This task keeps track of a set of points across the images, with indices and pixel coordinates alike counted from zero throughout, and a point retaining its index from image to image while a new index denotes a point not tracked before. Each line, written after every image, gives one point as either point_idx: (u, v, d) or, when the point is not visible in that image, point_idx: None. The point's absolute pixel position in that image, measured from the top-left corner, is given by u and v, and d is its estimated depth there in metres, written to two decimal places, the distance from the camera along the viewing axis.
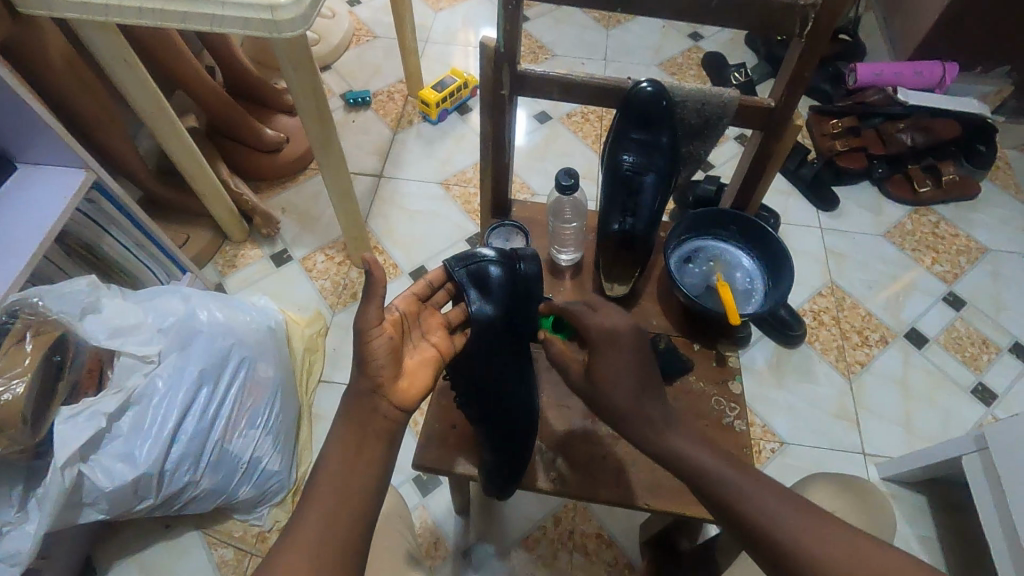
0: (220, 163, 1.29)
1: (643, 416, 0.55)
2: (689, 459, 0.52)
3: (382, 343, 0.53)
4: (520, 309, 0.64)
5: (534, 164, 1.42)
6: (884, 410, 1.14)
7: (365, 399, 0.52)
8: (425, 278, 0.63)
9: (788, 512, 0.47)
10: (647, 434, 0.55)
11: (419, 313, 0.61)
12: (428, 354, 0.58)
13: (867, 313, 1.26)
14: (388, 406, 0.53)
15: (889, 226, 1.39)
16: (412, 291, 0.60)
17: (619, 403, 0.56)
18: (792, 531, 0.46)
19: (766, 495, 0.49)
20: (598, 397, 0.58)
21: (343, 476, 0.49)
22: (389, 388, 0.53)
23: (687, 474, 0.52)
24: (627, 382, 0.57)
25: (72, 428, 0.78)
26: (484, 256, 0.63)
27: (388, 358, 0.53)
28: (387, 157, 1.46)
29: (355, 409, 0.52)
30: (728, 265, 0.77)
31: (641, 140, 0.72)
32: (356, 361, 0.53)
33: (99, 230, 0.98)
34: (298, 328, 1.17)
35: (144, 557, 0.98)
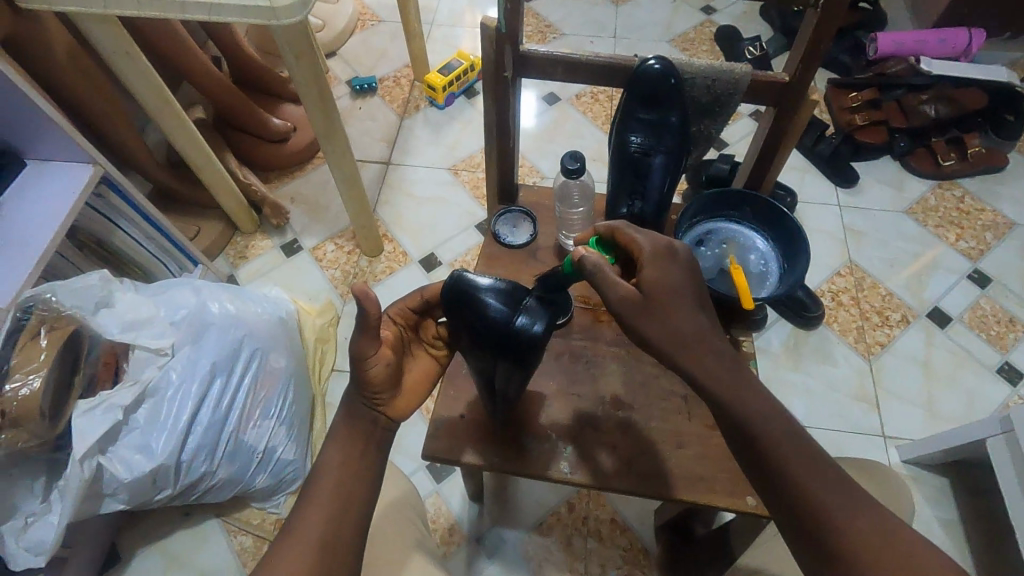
0: (228, 154, 1.29)
1: (703, 350, 0.49)
2: (747, 413, 0.48)
3: (380, 369, 0.55)
4: (501, 343, 0.56)
5: (543, 146, 1.40)
6: (905, 392, 1.11)
7: (365, 413, 0.56)
8: (420, 291, 0.62)
9: (829, 488, 0.46)
10: (709, 371, 0.49)
11: (416, 325, 0.64)
12: (425, 362, 0.63)
13: (888, 293, 1.22)
14: (388, 417, 0.57)
15: (911, 202, 1.34)
16: (406, 305, 0.62)
17: (674, 339, 0.49)
18: (834, 507, 0.45)
19: (815, 461, 0.47)
20: (644, 324, 0.50)
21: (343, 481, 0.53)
22: (387, 403, 0.57)
23: (745, 423, 0.48)
24: (689, 310, 0.50)
25: (89, 422, 0.79)
26: (482, 284, 0.57)
27: (385, 380, 0.56)
28: (394, 144, 1.45)
29: (357, 421, 0.56)
30: (741, 247, 0.74)
31: (649, 120, 0.67)
32: (354, 378, 0.56)
33: (110, 224, 0.98)
34: (310, 318, 1.17)
35: (166, 545, 1.00)
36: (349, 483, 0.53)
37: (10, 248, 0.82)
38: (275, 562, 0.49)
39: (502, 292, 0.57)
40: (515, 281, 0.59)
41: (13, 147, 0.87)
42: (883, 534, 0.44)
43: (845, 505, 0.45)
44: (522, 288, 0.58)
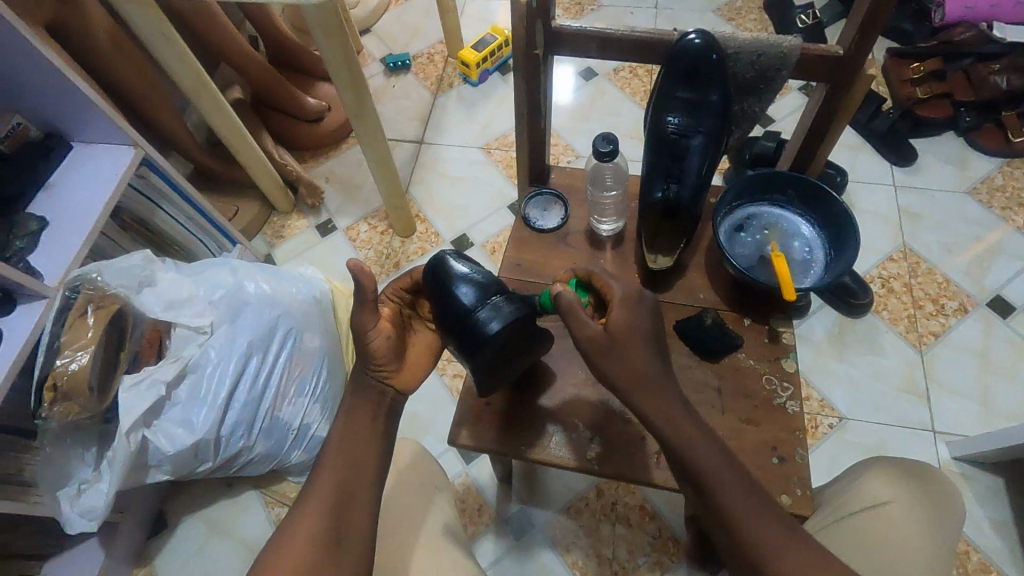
0: (264, 135, 1.31)
1: (651, 389, 0.51)
2: (691, 450, 0.50)
3: (380, 342, 0.58)
4: (461, 335, 0.57)
5: (578, 124, 1.36)
6: (958, 385, 1.05)
7: (371, 386, 0.58)
8: (411, 274, 0.64)
9: (763, 515, 0.48)
10: (654, 411, 0.51)
11: (414, 304, 0.66)
12: (425, 339, 0.65)
13: (944, 280, 1.15)
14: (394, 389, 0.59)
15: (975, 182, 1.25)
16: (400, 286, 0.64)
17: (628, 376, 0.52)
18: (770, 537, 0.47)
19: (749, 500, 0.48)
20: (607, 362, 0.52)
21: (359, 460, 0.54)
22: (393, 373, 0.59)
23: (685, 462, 0.50)
24: (646, 349, 0.53)
25: (135, 396, 0.83)
26: (459, 273, 0.60)
27: (388, 353, 0.59)
28: (428, 122, 1.43)
29: (365, 394, 0.58)
30: (785, 233, 0.70)
31: (688, 99, 0.63)
32: (359, 352, 0.58)
33: (152, 205, 1.00)
34: (344, 298, 1.18)
35: (208, 513, 1.05)
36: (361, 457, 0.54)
37: (59, 228, 0.85)
38: (294, 524, 0.51)
39: (475, 284, 0.59)
40: (496, 277, 0.60)
41: (59, 130, 0.90)
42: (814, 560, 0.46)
43: (775, 537, 0.47)
44: (500, 284, 0.60)
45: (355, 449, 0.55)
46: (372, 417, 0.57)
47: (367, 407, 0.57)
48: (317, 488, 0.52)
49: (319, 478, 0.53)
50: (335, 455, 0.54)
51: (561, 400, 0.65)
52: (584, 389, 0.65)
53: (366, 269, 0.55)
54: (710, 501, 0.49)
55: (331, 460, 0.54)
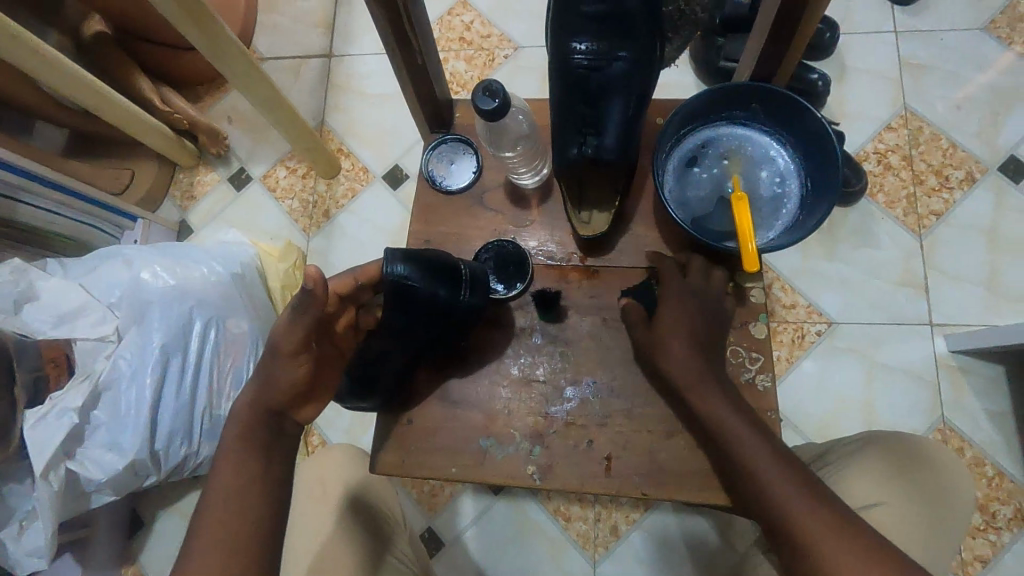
0: (139, 78, 1.08)
1: (693, 379, 0.49)
2: (725, 429, 0.47)
3: (291, 374, 0.46)
4: (444, 324, 0.52)
5: (511, 5, 1.12)
6: (959, 269, 0.94)
7: (266, 419, 0.46)
8: (356, 272, 0.48)
9: (811, 507, 0.42)
10: (696, 401, 0.48)
11: (332, 315, 0.48)
12: (335, 365, 0.50)
13: (951, 145, 0.99)
14: (293, 423, 0.48)
15: (993, 13, 1.03)
16: (332, 290, 0.46)
17: (679, 361, 0.49)
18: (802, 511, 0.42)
19: (790, 485, 0.43)
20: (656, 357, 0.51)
21: (246, 525, 0.42)
22: (297, 407, 0.48)
23: (727, 448, 0.47)
24: (692, 331, 0.50)
25: (44, 430, 0.76)
26: (413, 266, 0.48)
27: (298, 390, 0.47)
28: (333, 29, 1.19)
29: (253, 435, 0.45)
30: (749, 161, 0.55)
31: (598, 14, 0.46)
32: (258, 377, 0.46)
33: (8, 201, 0.85)
34: (272, 262, 1.03)
35: (180, 507, 1.02)
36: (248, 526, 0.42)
37: None
38: None
39: (436, 266, 0.50)
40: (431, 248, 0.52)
41: None
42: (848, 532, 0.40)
43: (822, 523, 0.41)
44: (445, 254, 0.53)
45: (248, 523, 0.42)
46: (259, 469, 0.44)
47: (248, 454, 0.44)
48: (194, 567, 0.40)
49: (191, 563, 0.40)
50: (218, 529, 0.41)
51: (493, 406, 0.55)
52: (517, 390, 0.55)
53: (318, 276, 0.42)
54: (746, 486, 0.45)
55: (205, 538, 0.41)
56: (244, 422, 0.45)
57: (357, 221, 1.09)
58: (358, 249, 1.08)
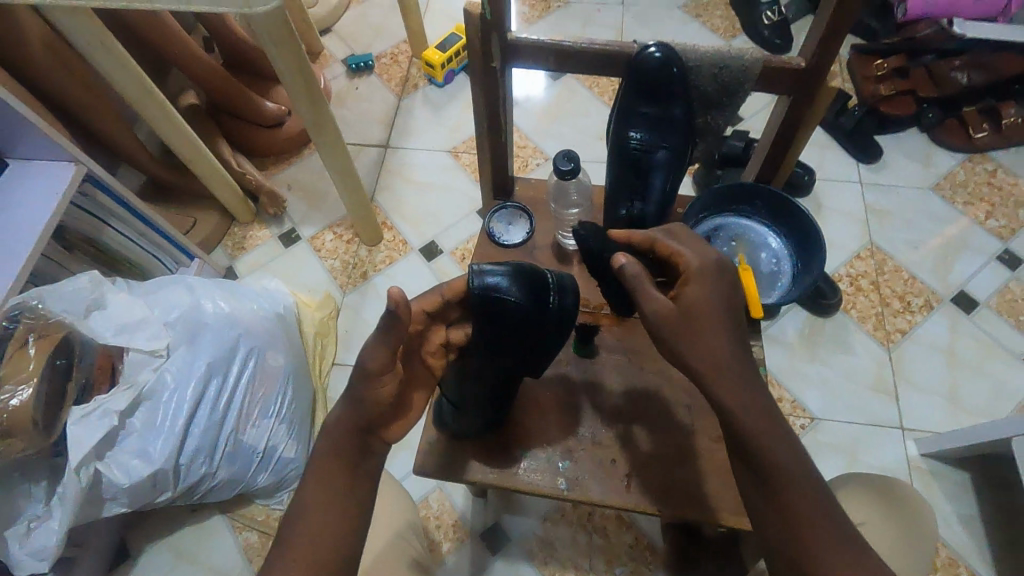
0: (222, 143, 1.25)
1: (721, 371, 0.49)
2: (770, 452, 0.47)
3: (388, 390, 0.48)
4: (532, 337, 0.55)
5: (547, 125, 1.34)
6: (925, 381, 1.06)
7: (357, 437, 0.48)
8: (443, 290, 0.52)
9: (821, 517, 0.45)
10: (725, 390, 0.48)
11: (423, 329, 0.53)
12: (426, 380, 0.53)
13: (911, 276, 1.16)
14: (380, 442, 0.50)
15: (939, 178, 1.26)
16: (419, 308, 0.51)
17: (724, 360, 0.49)
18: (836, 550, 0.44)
19: (806, 492, 0.46)
20: (682, 340, 0.50)
21: (333, 534, 0.46)
22: (384, 427, 0.50)
23: (750, 444, 0.48)
24: (722, 330, 0.50)
25: (85, 428, 0.79)
26: (501, 281, 0.52)
27: (392, 404, 0.49)
28: (392, 126, 1.39)
29: (341, 451, 0.48)
30: (751, 245, 0.70)
31: (651, 115, 0.62)
32: (353, 397, 0.48)
33: (99, 223, 0.96)
34: (310, 311, 1.14)
35: (172, 542, 1.01)
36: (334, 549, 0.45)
37: None
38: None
39: (524, 281, 0.54)
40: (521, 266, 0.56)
41: None
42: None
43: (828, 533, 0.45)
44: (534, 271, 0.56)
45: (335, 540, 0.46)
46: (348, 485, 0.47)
47: (339, 469, 0.47)
48: (290, 568, 0.44)
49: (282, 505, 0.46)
50: (317, 529, 0.46)
51: None
52: None
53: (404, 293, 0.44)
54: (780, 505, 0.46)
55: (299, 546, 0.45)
56: (339, 437, 0.48)
57: (391, 285, 1.21)
58: None
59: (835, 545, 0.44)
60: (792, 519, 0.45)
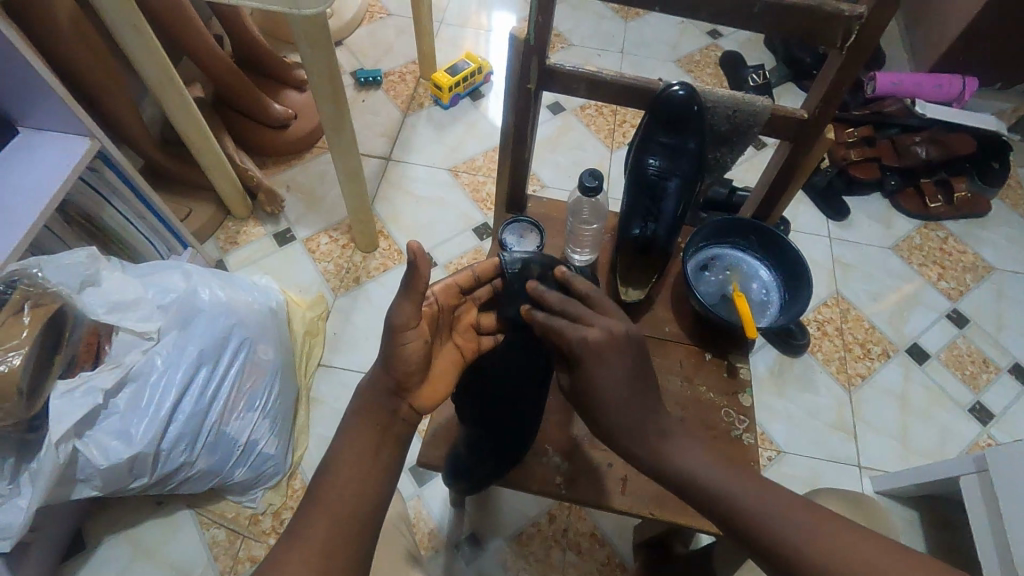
0: (226, 137, 1.26)
1: (632, 429, 0.54)
2: (703, 486, 0.51)
3: (414, 346, 0.54)
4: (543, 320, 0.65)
5: (545, 155, 1.40)
6: (881, 423, 1.14)
7: (385, 397, 0.54)
8: (470, 270, 0.66)
9: (781, 509, 0.49)
10: (649, 447, 0.53)
11: (457, 305, 0.65)
12: (450, 352, 0.62)
13: (871, 326, 1.25)
14: (409, 409, 0.55)
15: (898, 240, 1.38)
16: (456, 279, 0.64)
17: (623, 422, 0.54)
18: (788, 522, 0.48)
19: (754, 498, 0.49)
20: (598, 413, 0.55)
21: (367, 502, 0.49)
22: (413, 391, 0.56)
23: (688, 490, 0.52)
24: (624, 378, 0.55)
25: (68, 403, 0.76)
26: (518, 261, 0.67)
27: (419, 364, 0.55)
28: (395, 139, 1.43)
29: (375, 409, 0.54)
30: (744, 275, 0.76)
31: (668, 145, 0.72)
32: (384, 356, 0.54)
33: (101, 199, 0.95)
34: (300, 311, 1.15)
35: (134, 534, 0.97)
36: (358, 509, 0.49)
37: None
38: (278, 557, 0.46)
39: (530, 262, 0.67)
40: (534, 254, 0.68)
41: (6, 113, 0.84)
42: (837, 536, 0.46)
43: (796, 525, 0.48)
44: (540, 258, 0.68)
45: (359, 500, 0.49)
46: (375, 445, 0.52)
47: (372, 429, 0.53)
48: (322, 526, 0.47)
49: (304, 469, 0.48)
50: (343, 488, 0.50)
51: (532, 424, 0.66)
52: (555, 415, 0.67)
53: (424, 252, 0.50)
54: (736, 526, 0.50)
55: (326, 500, 0.49)
56: (370, 402, 0.54)
57: (383, 292, 1.23)
58: (378, 315, 1.20)
59: (790, 533, 0.47)
60: (746, 531, 0.49)
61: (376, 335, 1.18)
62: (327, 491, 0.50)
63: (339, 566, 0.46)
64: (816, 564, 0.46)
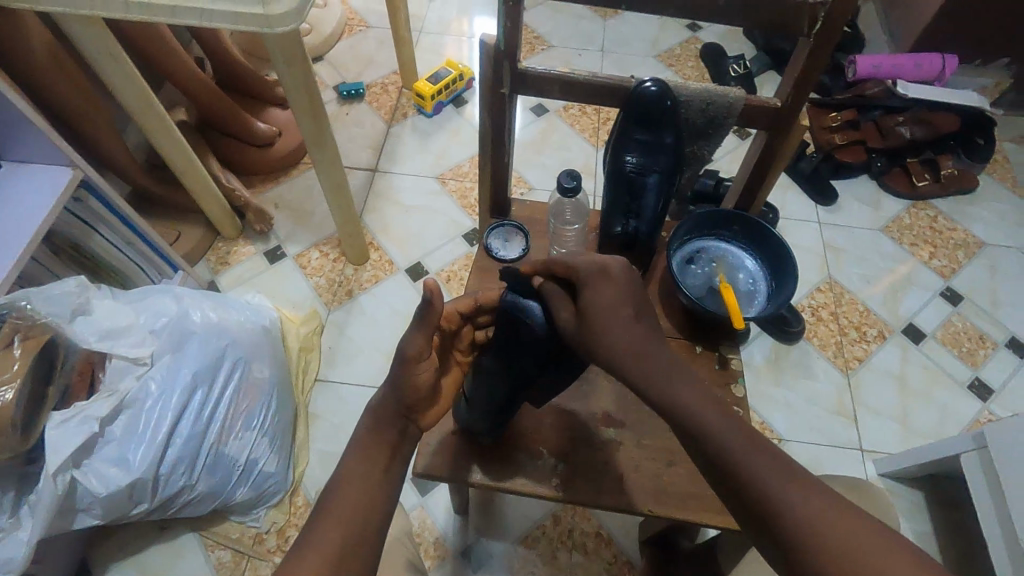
0: (211, 158, 1.26)
1: (631, 358, 0.52)
2: (699, 421, 0.49)
3: (426, 373, 0.53)
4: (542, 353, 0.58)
5: (531, 157, 1.40)
6: (879, 406, 1.14)
7: (394, 417, 0.54)
8: (474, 295, 0.61)
9: (772, 475, 0.46)
10: (646, 380, 0.51)
11: (457, 327, 0.62)
12: (453, 372, 0.61)
13: (865, 309, 1.25)
14: (415, 427, 0.56)
15: (888, 221, 1.38)
16: (456, 307, 0.60)
17: (623, 352, 0.52)
18: (778, 491, 0.45)
19: (747, 453, 0.47)
20: (593, 339, 0.53)
21: (365, 511, 0.49)
22: (420, 412, 0.56)
23: (681, 425, 0.50)
24: (626, 318, 0.53)
25: (65, 433, 0.76)
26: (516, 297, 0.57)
27: (429, 390, 0.55)
28: (381, 151, 1.43)
29: (383, 432, 0.54)
30: (731, 265, 0.76)
31: (645, 141, 0.70)
32: (395, 381, 0.53)
33: (88, 228, 0.96)
34: (294, 327, 1.15)
35: (140, 561, 0.97)
36: (359, 513, 0.49)
37: None
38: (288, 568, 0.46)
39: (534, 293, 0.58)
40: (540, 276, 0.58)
41: None
42: (828, 506, 0.44)
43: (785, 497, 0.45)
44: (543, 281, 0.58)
45: (355, 514, 0.49)
46: (386, 458, 0.53)
47: (376, 444, 0.53)
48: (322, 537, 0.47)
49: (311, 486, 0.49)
50: (337, 499, 0.50)
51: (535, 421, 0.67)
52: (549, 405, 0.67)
53: (440, 290, 0.49)
54: (723, 468, 0.48)
55: (324, 515, 0.49)
56: (377, 418, 0.54)
57: (376, 304, 1.23)
58: (372, 327, 1.20)
59: (779, 499, 0.45)
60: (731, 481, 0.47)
61: (371, 348, 1.18)
62: (320, 506, 0.50)
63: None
64: (796, 532, 0.44)
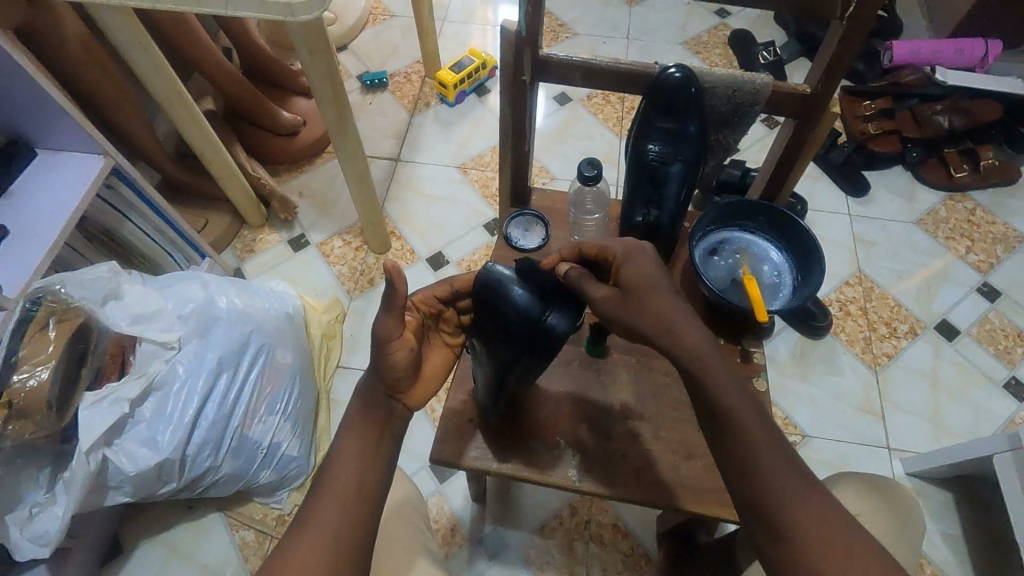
0: (238, 147, 1.28)
1: (663, 336, 0.52)
2: (729, 406, 0.49)
3: (401, 354, 0.53)
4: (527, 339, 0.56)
5: (553, 146, 1.39)
6: (909, 404, 1.11)
7: (378, 397, 0.54)
8: (451, 280, 0.60)
9: (787, 476, 0.47)
10: (677, 356, 0.51)
11: (438, 312, 0.61)
12: (439, 352, 0.61)
13: (896, 304, 1.22)
14: (403, 407, 0.55)
15: (922, 214, 1.33)
16: (427, 293, 0.59)
17: (659, 329, 0.52)
18: (790, 492, 0.46)
19: (767, 451, 0.48)
20: (627, 314, 0.53)
21: (373, 496, 0.50)
22: (404, 391, 0.55)
23: (709, 406, 0.50)
24: (668, 296, 0.53)
25: (97, 414, 0.79)
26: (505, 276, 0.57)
27: (409, 369, 0.54)
28: (403, 140, 1.44)
29: (371, 412, 0.54)
30: (755, 257, 0.75)
31: (666, 129, 0.69)
32: (374, 363, 0.53)
33: (119, 216, 0.98)
34: (316, 314, 1.17)
35: (168, 538, 1.00)
36: (360, 492, 0.50)
37: (21, 237, 0.81)
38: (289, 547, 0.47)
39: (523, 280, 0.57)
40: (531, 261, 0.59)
41: (24, 136, 0.86)
42: (833, 511, 0.46)
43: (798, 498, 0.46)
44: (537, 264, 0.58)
45: (369, 498, 0.50)
46: (376, 438, 0.53)
47: (369, 424, 0.53)
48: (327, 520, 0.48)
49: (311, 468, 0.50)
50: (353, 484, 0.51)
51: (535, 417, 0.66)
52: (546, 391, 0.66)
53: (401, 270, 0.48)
54: (741, 459, 0.48)
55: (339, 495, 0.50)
56: (365, 399, 0.54)
57: None
58: None
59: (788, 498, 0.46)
60: (747, 472, 0.48)
61: None
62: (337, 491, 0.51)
63: (349, 556, 0.47)
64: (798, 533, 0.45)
